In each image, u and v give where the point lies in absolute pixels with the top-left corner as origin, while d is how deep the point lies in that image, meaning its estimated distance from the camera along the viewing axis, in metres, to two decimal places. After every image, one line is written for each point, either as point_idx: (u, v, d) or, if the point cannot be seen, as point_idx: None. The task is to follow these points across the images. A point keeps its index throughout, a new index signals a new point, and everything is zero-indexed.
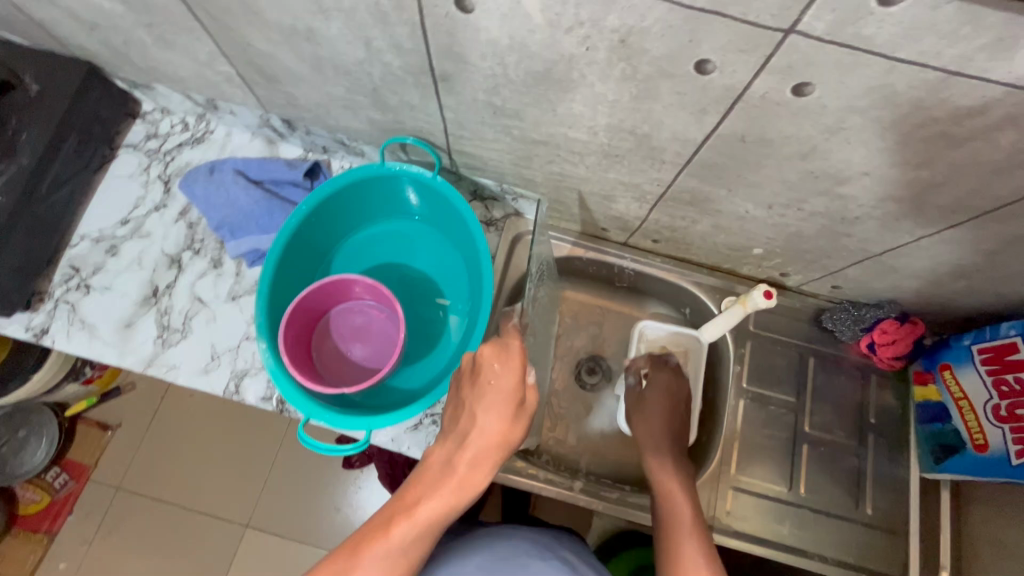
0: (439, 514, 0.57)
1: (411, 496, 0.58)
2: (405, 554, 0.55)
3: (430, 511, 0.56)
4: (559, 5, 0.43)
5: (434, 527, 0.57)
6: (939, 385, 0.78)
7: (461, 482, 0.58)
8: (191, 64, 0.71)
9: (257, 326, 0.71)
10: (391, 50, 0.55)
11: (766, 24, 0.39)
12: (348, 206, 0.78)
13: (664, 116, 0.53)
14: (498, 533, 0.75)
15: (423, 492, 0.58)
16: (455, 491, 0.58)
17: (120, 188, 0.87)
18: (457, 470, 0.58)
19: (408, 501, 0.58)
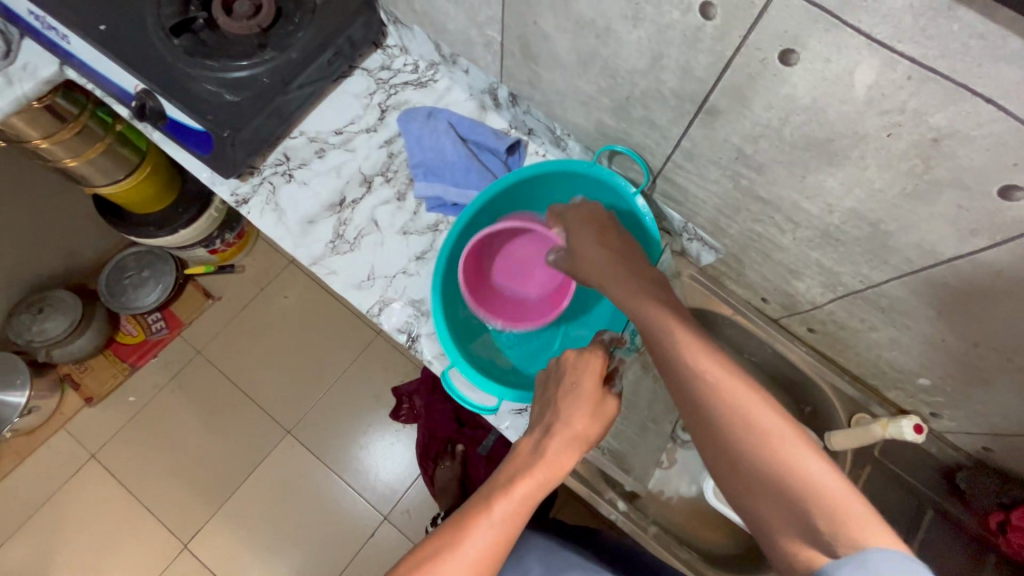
0: (530, 494, 0.57)
1: (504, 477, 0.59)
2: (500, 540, 0.54)
3: (524, 493, 0.57)
4: (892, 88, 0.43)
5: (525, 507, 0.56)
6: None
7: (553, 468, 0.60)
8: (464, 20, 0.77)
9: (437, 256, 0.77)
10: (676, 71, 0.57)
11: None
12: (545, 192, 0.85)
13: (923, 221, 0.52)
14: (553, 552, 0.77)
15: (514, 474, 0.59)
16: (544, 470, 0.59)
17: (345, 103, 0.95)
18: (546, 456, 0.60)
19: (501, 485, 0.58)
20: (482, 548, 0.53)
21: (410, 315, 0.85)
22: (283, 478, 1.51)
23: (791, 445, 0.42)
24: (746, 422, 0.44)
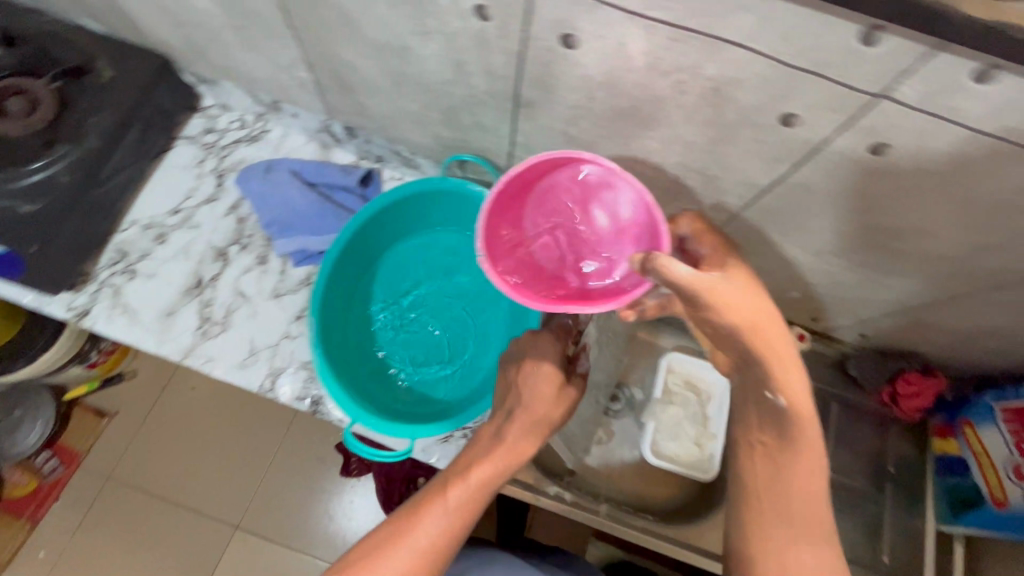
0: (488, 478, 0.58)
1: (459, 466, 0.59)
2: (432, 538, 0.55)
3: (468, 483, 0.57)
4: (663, 51, 0.45)
5: (483, 491, 0.58)
6: (960, 441, 0.80)
7: (495, 463, 0.58)
8: (268, 67, 0.73)
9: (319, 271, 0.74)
10: (482, 75, 0.57)
11: (861, 89, 0.42)
12: (419, 213, 0.82)
13: (737, 160, 0.55)
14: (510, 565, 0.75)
15: (472, 459, 0.59)
16: (485, 466, 0.58)
17: (173, 178, 0.88)
18: (505, 444, 0.59)
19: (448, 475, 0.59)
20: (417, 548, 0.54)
21: (307, 379, 0.80)
22: None
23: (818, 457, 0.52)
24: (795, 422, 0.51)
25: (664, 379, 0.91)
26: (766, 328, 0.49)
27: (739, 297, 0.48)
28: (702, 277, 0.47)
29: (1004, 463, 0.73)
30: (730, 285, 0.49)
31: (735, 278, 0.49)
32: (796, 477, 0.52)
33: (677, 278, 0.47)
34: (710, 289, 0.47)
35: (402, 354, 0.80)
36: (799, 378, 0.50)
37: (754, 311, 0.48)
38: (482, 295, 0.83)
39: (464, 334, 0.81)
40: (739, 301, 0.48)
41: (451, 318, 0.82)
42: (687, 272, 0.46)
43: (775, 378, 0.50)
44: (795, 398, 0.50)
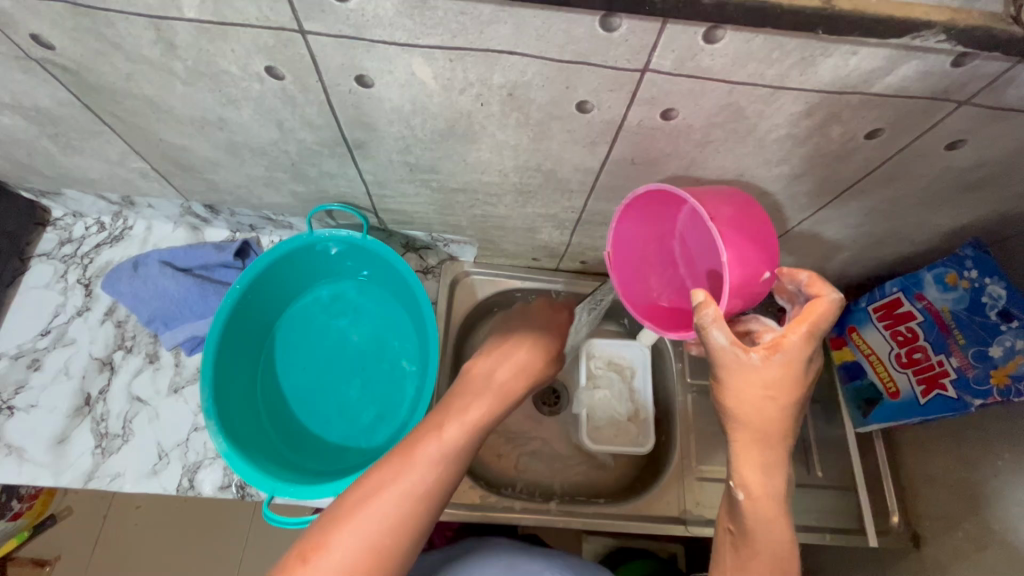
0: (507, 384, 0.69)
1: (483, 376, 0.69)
2: (479, 420, 0.63)
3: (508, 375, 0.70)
4: (448, 71, 0.48)
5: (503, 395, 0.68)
6: (852, 347, 0.86)
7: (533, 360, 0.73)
8: (102, 165, 0.71)
9: (207, 343, 0.72)
10: (304, 128, 0.58)
11: (625, 67, 0.46)
12: (302, 269, 0.81)
13: (562, 151, 0.59)
14: (491, 548, 0.76)
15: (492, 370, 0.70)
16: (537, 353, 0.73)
17: (37, 300, 0.83)
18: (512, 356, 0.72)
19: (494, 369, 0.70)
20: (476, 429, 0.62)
21: (227, 465, 0.77)
22: None
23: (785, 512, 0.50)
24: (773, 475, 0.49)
25: (587, 367, 0.93)
26: (756, 425, 0.48)
27: (753, 390, 0.46)
28: (733, 355, 0.45)
29: (889, 357, 0.80)
30: (757, 372, 0.46)
31: (770, 369, 0.46)
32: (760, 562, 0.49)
33: (710, 344, 0.45)
34: (733, 369, 0.46)
35: (321, 414, 0.79)
36: (761, 456, 0.48)
37: (754, 404, 0.47)
38: (388, 334, 0.83)
39: (381, 379, 0.81)
40: (749, 376, 0.46)
41: (364, 365, 0.81)
42: (723, 343, 0.45)
43: (756, 445, 0.48)
44: (754, 483, 0.48)
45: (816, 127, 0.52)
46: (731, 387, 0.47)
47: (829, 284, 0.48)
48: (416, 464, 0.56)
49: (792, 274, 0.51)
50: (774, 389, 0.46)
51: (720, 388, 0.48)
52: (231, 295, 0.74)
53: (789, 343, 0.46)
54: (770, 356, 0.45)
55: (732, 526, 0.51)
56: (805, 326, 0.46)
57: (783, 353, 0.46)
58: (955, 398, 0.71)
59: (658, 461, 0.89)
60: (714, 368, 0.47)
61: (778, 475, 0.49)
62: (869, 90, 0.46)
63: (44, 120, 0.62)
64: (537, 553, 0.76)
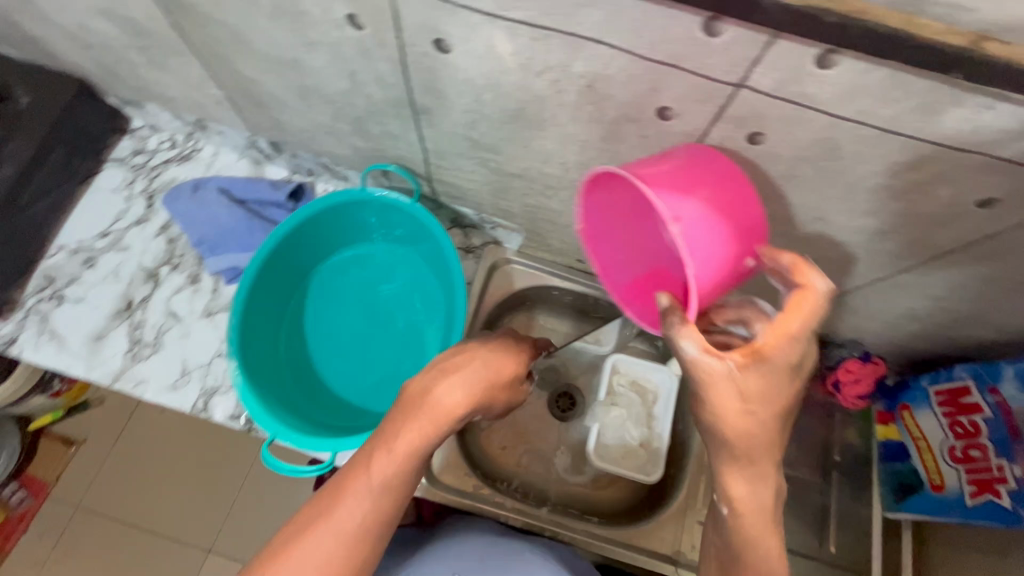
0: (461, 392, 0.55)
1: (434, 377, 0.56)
2: (416, 454, 0.51)
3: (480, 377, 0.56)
4: (529, 51, 0.45)
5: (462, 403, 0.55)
6: (899, 426, 0.80)
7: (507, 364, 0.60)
8: (182, 85, 0.73)
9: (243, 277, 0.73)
10: (374, 84, 0.57)
11: (719, 79, 0.42)
12: (347, 223, 0.81)
13: (630, 156, 0.56)
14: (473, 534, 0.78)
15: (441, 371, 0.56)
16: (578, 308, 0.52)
17: (104, 202, 0.87)
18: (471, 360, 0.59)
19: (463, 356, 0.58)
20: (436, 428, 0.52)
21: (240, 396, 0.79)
22: None
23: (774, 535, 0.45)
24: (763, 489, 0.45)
25: (609, 381, 0.89)
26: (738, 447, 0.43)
27: (735, 401, 0.41)
28: (705, 364, 0.41)
29: (942, 447, 0.73)
30: (735, 381, 0.40)
31: (753, 378, 0.41)
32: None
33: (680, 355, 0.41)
34: (710, 378, 0.41)
35: (337, 369, 0.80)
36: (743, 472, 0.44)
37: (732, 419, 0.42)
38: (415, 305, 0.82)
39: (398, 346, 0.80)
40: (728, 385, 0.40)
41: (387, 329, 0.81)
42: (693, 354, 0.41)
43: (739, 465, 0.44)
44: (740, 498, 0.45)
45: (920, 182, 0.46)
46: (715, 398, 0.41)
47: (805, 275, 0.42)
48: (337, 522, 0.49)
49: (772, 254, 0.45)
50: (754, 401, 0.41)
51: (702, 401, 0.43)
52: (274, 235, 0.75)
53: (770, 350, 0.40)
54: (747, 364, 0.40)
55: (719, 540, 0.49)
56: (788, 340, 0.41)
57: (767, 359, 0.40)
58: (1009, 509, 0.64)
59: (661, 493, 0.86)
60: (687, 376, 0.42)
61: (767, 489, 0.45)
62: (995, 154, 0.40)
63: (136, 33, 0.64)
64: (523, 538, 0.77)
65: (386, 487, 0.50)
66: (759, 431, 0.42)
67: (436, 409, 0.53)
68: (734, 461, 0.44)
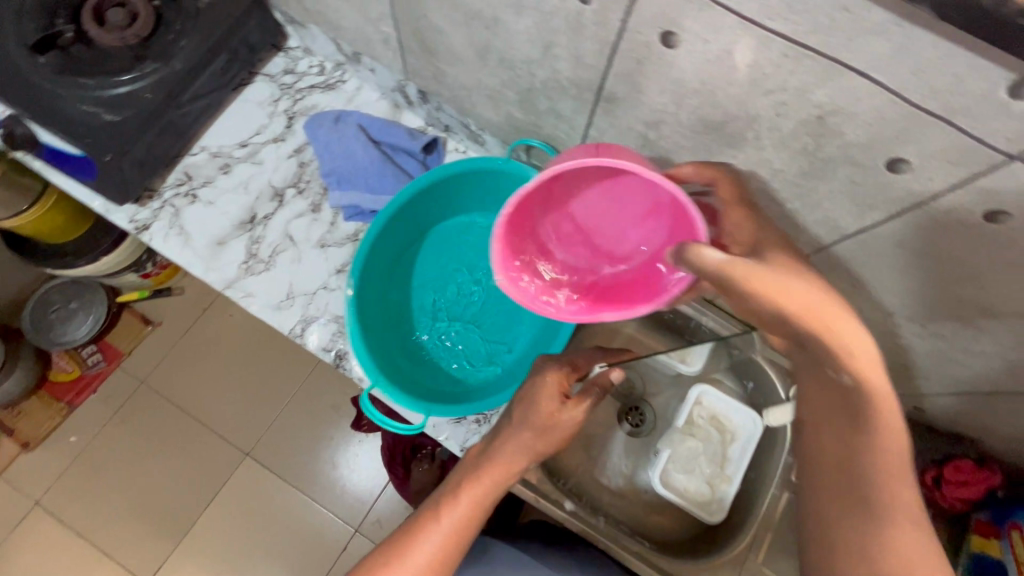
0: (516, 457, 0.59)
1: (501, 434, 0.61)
2: (477, 512, 0.56)
3: (527, 437, 0.59)
4: (772, 67, 0.41)
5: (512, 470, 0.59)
6: (1004, 544, 0.72)
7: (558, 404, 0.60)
8: (357, 17, 0.73)
9: (374, 218, 0.74)
10: (568, 60, 0.54)
11: (994, 145, 0.37)
12: (480, 189, 0.80)
13: (824, 199, 0.51)
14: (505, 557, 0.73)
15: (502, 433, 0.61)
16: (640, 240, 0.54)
17: (248, 113, 0.89)
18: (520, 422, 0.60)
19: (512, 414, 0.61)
20: (497, 481, 0.58)
21: (337, 331, 0.81)
22: (235, 504, 1.43)
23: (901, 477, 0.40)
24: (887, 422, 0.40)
25: (689, 412, 0.87)
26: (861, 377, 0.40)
27: (795, 290, 0.40)
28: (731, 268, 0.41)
29: None
30: (767, 274, 0.40)
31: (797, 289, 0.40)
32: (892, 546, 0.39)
33: (706, 255, 0.41)
34: (744, 279, 0.40)
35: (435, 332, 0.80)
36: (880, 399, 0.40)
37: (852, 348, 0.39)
38: None
39: (497, 324, 0.80)
40: (804, 298, 0.39)
41: (489, 303, 0.80)
42: (720, 257, 0.41)
43: (882, 407, 0.40)
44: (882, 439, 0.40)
45: None
46: (854, 359, 0.38)
47: (715, 167, 0.51)
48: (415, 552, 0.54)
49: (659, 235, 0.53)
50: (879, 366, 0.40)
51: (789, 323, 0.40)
52: (413, 185, 0.75)
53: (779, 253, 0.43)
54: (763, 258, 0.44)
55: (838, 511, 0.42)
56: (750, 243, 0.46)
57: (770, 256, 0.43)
58: None
59: (716, 537, 0.83)
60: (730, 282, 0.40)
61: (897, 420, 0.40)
62: None
63: None
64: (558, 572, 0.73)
65: (459, 528, 0.55)
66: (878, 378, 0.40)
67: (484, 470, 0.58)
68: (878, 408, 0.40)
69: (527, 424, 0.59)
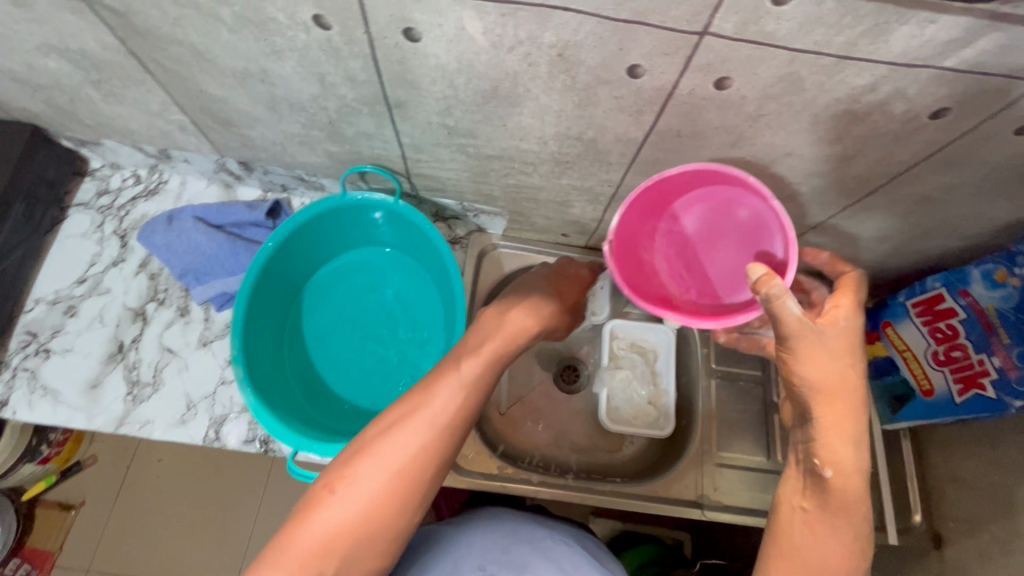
0: (518, 333, 0.64)
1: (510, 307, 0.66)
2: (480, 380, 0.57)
3: (513, 331, 0.63)
4: (499, 27, 0.47)
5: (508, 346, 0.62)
6: (885, 342, 0.84)
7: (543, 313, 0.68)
8: (141, 115, 0.72)
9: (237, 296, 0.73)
10: (346, 84, 0.58)
11: (683, 29, 0.44)
12: (335, 231, 0.81)
13: (606, 120, 0.57)
14: (494, 516, 0.80)
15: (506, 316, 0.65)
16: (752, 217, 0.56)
17: (75, 248, 0.85)
18: (506, 327, 0.63)
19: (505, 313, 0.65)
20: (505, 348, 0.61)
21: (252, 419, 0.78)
22: None
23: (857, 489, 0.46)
24: (861, 448, 0.47)
25: (609, 348, 0.92)
26: (840, 395, 0.47)
27: (832, 357, 0.46)
28: (806, 323, 0.45)
29: (925, 354, 0.78)
30: (827, 340, 0.46)
31: (833, 339, 0.47)
32: (836, 539, 0.46)
33: (783, 315, 0.45)
34: (809, 335, 0.46)
35: (346, 377, 0.80)
36: (854, 429, 0.47)
37: (836, 374, 0.46)
38: (414, 304, 0.83)
39: (402, 348, 0.81)
40: (835, 369, 0.46)
41: (392, 332, 0.82)
42: (798, 313, 0.45)
43: (859, 427, 0.47)
44: (844, 456, 0.46)
45: (878, 103, 0.49)
46: (831, 403, 0.47)
47: (847, 266, 0.56)
48: (421, 418, 0.53)
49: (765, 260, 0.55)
50: (862, 417, 0.47)
51: (790, 362, 0.47)
52: (265, 250, 0.74)
53: (842, 312, 0.48)
54: (832, 324, 0.47)
55: (813, 511, 0.47)
56: (847, 298, 0.49)
57: (846, 321, 0.47)
58: (993, 398, 0.69)
59: (676, 444, 0.89)
60: (781, 337, 0.46)
61: (866, 451, 0.47)
62: (941, 65, 0.44)
63: (89, 66, 0.63)
64: (539, 522, 0.80)
65: (448, 419, 0.54)
66: (860, 410, 0.47)
67: (449, 387, 0.55)
68: (845, 422, 0.47)
69: (513, 325, 0.64)
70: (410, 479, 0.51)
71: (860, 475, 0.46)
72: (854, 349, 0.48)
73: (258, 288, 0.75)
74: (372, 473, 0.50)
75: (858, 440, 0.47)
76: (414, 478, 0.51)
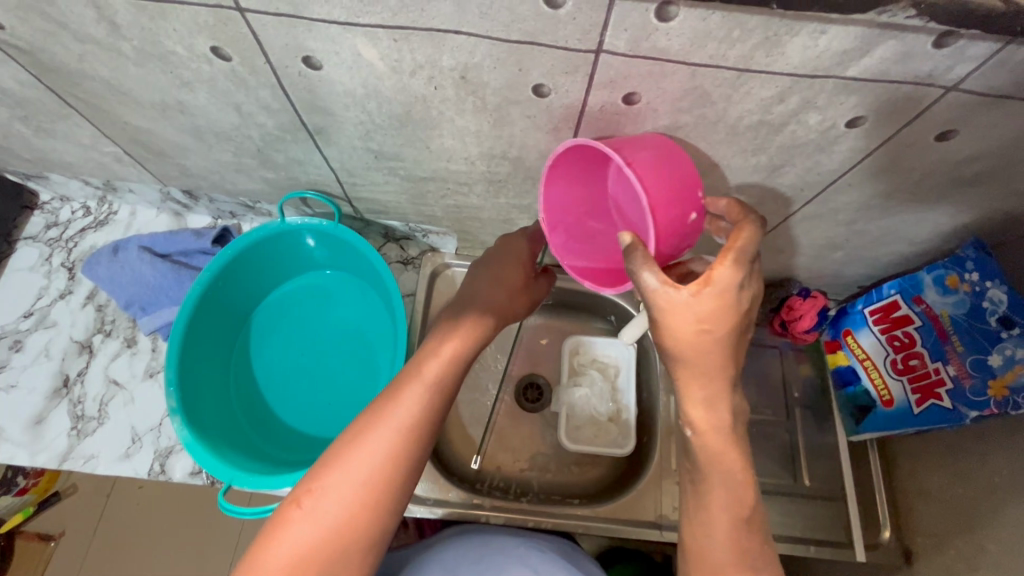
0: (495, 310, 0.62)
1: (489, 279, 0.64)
2: (444, 383, 0.56)
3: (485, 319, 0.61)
4: (395, 52, 0.46)
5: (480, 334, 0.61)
6: (846, 352, 0.81)
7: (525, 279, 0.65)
8: (76, 148, 0.72)
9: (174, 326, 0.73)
10: (262, 112, 0.57)
11: (577, 48, 0.43)
12: (280, 257, 0.81)
13: (526, 139, 0.56)
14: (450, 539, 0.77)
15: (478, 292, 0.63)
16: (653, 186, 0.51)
17: (23, 282, 0.85)
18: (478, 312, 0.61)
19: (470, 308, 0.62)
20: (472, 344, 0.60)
21: None
22: None
23: (720, 442, 0.49)
24: (720, 406, 0.49)
25: (566, 365, 0.91)
26: (699, 360, 0.46)
27: (689, 323, 0.44)
28: (664, 293, 0.44)
29: (884, 363, 0.76)
30: (690, 308, 0.44)
31: (702, 305, 0.44)
32: (715, 491, 0.49)
33: (642, 286, 0.44)
34: (669, 307, 0.44)
35: (292, 404, 0.79)
36: (705, 390, 0.48)
37: (692, 340, 0.45)
38: (362, 328, 0.82)
39: (349, 373, 0.80)
40: (692, 334, 0.45)
41: (339, 356, 0.81)
42: (655, 285, 0.43)
43: (717, 387, 0.48)
44: (699, 418, 0.49)
45: (791, 113, 0.48)
46: (693, 370, 0.47)
47: (747, 210, 0.49)
48: (383, 431, 0.52)
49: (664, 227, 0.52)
50: (719, 380, 0.48)
51: (658, 332, 0.46)
52: (203, 279, 0.74)
53: (717, 273, 0.43)
54: (700, 290, 0.43)
55: (692, 468, 0.51)
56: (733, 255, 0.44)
57: (719, 283, 0.43)
58: (950, 409, 0.67)
59: (638, 462, 0.87)
60: (646, 306, 0.46)
61: (722, 407, 0.48)
62: (844, 74, 0.43)
63: (12, 102, 0.62)
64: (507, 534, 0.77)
65: (412, 427, 0.53)
66: (721, 369, 0.47)
67: (442, 361, 0.57)
68: (706, 388, 0.48)
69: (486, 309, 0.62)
70: (376, 493, 0.51)
71: (719, 430, 0.49)
72: (724, 314, 0.44)
73: (196, 317, 0.74)
74: (335, 491, 0.49)
75: (719, 399, 0.48)
76: (383, 492, 0.51)
